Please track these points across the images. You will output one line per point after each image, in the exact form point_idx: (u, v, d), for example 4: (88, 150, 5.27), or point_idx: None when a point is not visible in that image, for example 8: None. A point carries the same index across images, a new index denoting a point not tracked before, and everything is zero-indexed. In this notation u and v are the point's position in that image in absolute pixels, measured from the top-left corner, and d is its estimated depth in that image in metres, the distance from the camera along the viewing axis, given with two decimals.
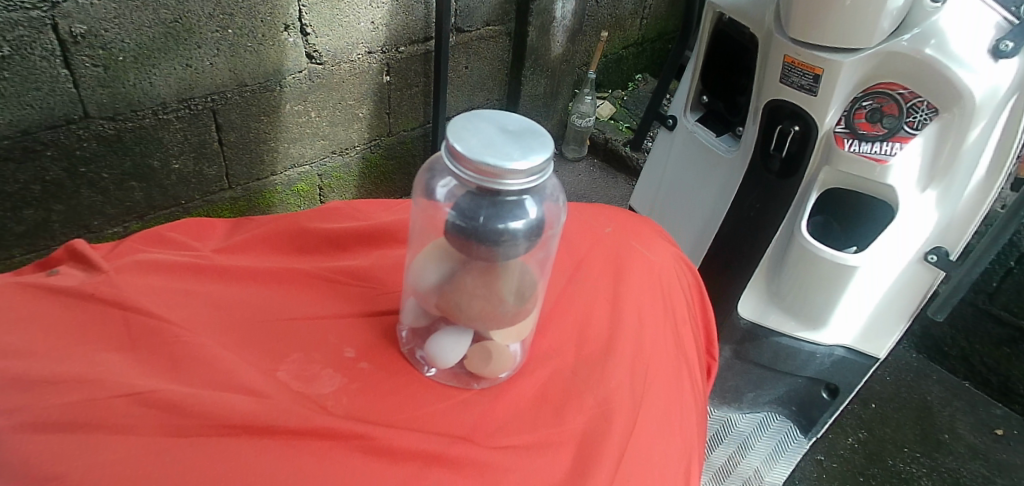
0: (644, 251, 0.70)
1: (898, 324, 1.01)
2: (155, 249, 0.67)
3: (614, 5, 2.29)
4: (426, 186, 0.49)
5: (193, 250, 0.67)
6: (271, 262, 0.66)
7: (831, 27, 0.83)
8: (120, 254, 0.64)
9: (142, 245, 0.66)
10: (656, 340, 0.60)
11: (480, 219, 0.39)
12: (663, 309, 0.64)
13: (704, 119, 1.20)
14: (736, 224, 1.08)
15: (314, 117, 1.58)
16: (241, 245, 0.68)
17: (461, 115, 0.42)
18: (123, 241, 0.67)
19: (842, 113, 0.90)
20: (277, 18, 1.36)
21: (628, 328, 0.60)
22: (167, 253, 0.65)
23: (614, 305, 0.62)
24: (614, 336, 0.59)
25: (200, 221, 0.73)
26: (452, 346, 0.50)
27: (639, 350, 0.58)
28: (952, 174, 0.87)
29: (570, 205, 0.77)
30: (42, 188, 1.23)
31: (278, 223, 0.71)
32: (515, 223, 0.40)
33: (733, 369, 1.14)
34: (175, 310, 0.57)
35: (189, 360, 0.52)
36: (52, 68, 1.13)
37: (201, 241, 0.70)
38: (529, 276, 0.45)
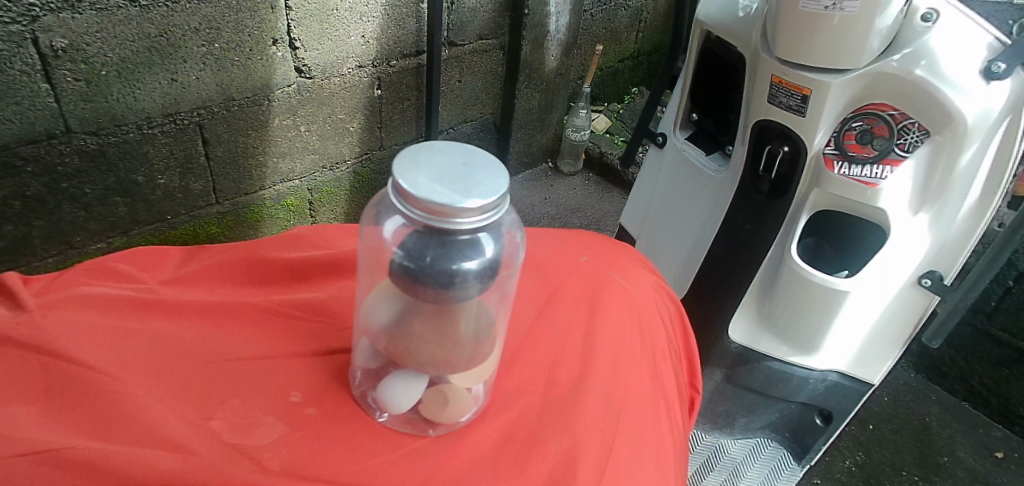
0: (623, 280, 0.67)
1: (892, 351, 0.98)
2: (99, 281, 0.65)
3: (610, 19, 2.28)
4: (375, 220, 0.47)
5: (140, 282, 0.65)
6: (222, 295, 0.64)
7: (819, 48, 0.81)
8: (61, 287, 0.62)
9: (85, 277, 0.64)
10: (631, 377, 0.58)
11: (432, 258, 0.37)
12: (640, 344, 0.62)
13: (692, 138, 1.18)
14: (726, 246, 1.06)
15: (304, 132, 1.57)
16: (192, 277, 0.66)
17: (412, 149, 0.40)
18: (67, 273, 0.65)
19: (831, 134, 0.88)
20: (265, 32, 1.35)
21: (601, 365, 0.57)
22: (111, 288, 0.63)
23: (588, 339, 0.60)
24: (586, 373, 0.56)
25: (153, 251, 0.71)
26: (405, 390, 0.48)
27: (613, 389, 0.56)
28: (944, 198, 0.85)
29: (544, 231, 0.75)
30: (22, 203, 1.20)
31: (234, 253, 0.69)
32: (467, 263, 0.38)
33: (724, 393, 1.11)
34: (110, 351, 0.55)
35: (114, 411, 0.49)
36: (33, 83, 1.11)
37: (149, 272, 0.68)
38: (487, 316, 0.43)
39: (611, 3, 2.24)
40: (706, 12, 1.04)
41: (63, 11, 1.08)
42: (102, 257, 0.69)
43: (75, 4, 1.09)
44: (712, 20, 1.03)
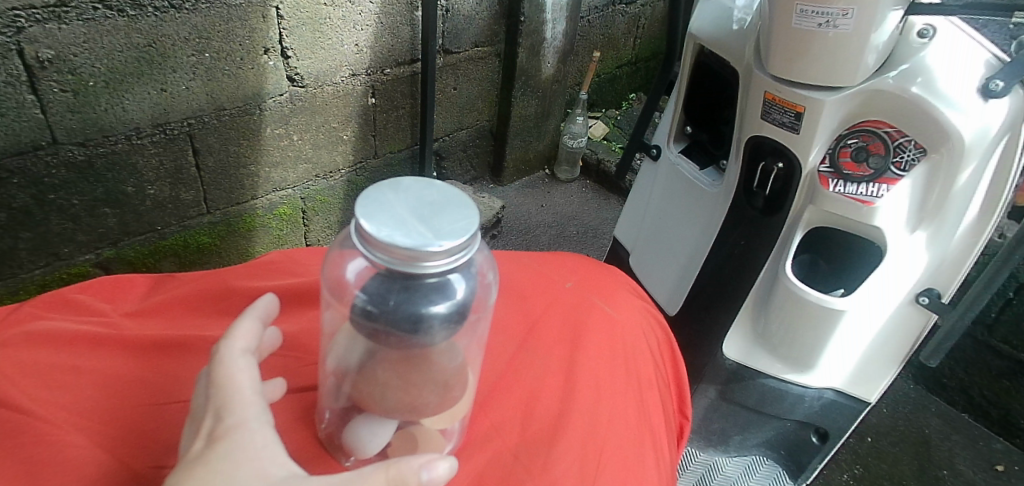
0: (606, 311, 0.69)
1: (889, 369, 0.96)
2: (61, 314, 0.66)
3: (607, 25, 2.27)
4: (338, 263, 0.48)
5: (103, 315, 0.66)
6: (184, 329, 0.65)
7: (813, 65, 0.80)
8: (19, 323, 0.63)
9: (42, 311, 0.65)
10: (611, 413, 0.59)
11: (397, 300, 0.38)
12: (622, 378, 0.63)
13: (686, 151, 1.17)
14: (720, 262, 1.04)
15: (296, 141, 1.55)
16: (155, 310, 0.67)
17: (376, 189, 0.39)
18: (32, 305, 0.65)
19: (826, 151, 0.86)
20: (256, 41, 1.33)
21: (581, 401, 0.58)
22: (72, 322, 0.63)
23: (570, 374, 0.61)
24: (566, 410, 0.57)
25: (118, 282, 0.72)
26: (372, 435, 0.46)
27: (593, 425, 0.57)
28: (942, 216, 0.83)
29: (524, 261, 0.76)
30: (9, 215, 1.19)
31: (201, 285, 0.70)
32: (434, 307, 0.38)
33: (718, 411, 1.09)
34: (66, 392, 0.56)
35: (60, 463, 0.49)
36: (18, 94, 1.10)
37: (114, 303, 0.69)
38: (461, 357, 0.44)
39: (607, 9, 2.22)
40: (699, 26, 1.03)
41: (48, 22, 1.07)
42: (66, 288, 0.70)
43: (61, 14, 1.07)
44: (705, 35, 1.01)
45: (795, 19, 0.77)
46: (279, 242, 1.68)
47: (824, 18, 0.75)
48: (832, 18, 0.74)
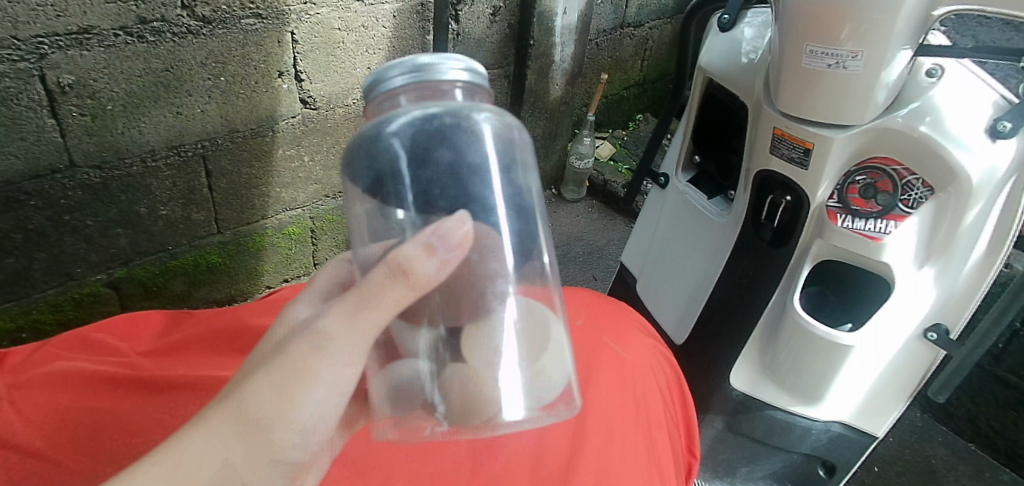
0: (618, 348, 0.76)
1: (898, 403, 0.96)
2: (83, 353, 0.85)
3: (615, 47, 2.29)
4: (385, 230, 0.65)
5: (123, 352, 0.87)
6: (180, 368, 0.85)
7: (822, 103, 0.81)
8: (46, 360, 0.82)
9: (59, 353, 0.84)
10: (621, 456, 0.66)
11: (434, 70, 0.55)
12: (632, 419, 0.70)
13: (694, 180, 1.18)
14: (727, 292, 1.05)
15: (307, 162, 1.56)
16: (166, 348, 0.88)
17: None
18: (44, 357, 0.83)
19: (834, 186, 0.87)
20: (271, 65, 1.35)
21: (590, 445, 0.66)
22: (92, 362, 0.82)
23: (580, 418, 0.69)
24: (575, 455, 0.65)
25: (127, 323, 0.92)
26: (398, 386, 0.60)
27: (602, 470, 0.65)
28: (949, 253, 0.83)
29: None
30: (24, 236, 1.21)
31: (196, 329, 0.90)
32: (458, 93, 0.60)
33: (725, 441, 1.09)
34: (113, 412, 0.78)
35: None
36: (38, 119, 1.12)
37: (132, 342, 0.90)
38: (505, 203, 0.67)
39: (616, 32, 2.25)
40: (709, 59, 1.05)
41: (70, 48, 1.09)
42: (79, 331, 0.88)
43: (83, 40, 1.10)
44: (715, 68, 1.03)
45: (805, 59, 0.78)
46: (287, 263, 1.69)
47: (834, 59, 0.76)
48: (842, 59, 0.76)
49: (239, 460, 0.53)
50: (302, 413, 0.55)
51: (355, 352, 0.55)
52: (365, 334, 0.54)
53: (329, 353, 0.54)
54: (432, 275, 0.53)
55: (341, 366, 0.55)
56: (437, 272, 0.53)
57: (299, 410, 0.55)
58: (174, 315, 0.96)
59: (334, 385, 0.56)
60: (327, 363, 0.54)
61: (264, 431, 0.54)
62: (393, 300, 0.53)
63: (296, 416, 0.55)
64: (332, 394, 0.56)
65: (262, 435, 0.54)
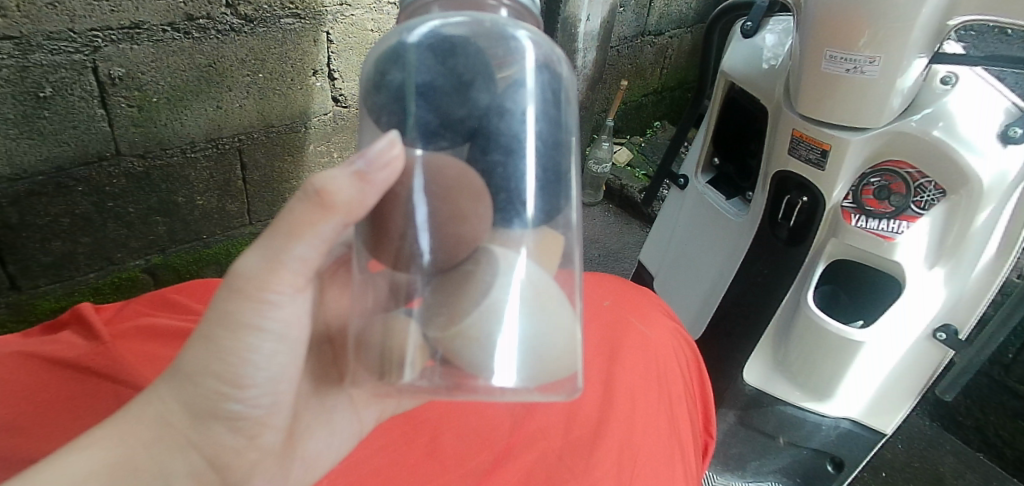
0: (642, 327, 0.86)
1: (906, 400, 0.99)
2: (162, 310, 0.87)
3: (635, 55, 2.33)
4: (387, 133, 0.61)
5: (199, 310, 0.88)
6: None
7: (839, 106, 0.85)
8: (135, 315, 0.85)
9: (147, 309, 0.87)
10: (645, 424, 0.75)
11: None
12: (656, 391, 0.79)
13: (713, 181, 1.23)
14: (743, 289, 1.08)
15: (336, 158, 1.51)
16: None
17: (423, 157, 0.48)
18: (132, 306, 0.87)
19: (849, 187, 0.91)
20: (306, 63, 1.33)
21: (618, 411, 0.75)
22: (173, 318, 0.85)
23: (607, 387, 0.78)
24: (604, 420, 0.74)
25: (208, 283, 0.93)
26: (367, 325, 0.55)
27: (630, 435, 0.73)
28: (959, 254, 0.86)
29: None
30: (71, 220, 1.21)
31: None
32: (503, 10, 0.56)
33: (737, 435, 1.13)
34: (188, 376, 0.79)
35: None
36: (89, 108, 1.13)
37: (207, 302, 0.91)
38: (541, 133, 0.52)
39: (637, 40, 2.29)
40: (731, 64, 1.09)
41: (122, 42, 1.10)
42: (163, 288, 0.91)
43: (134, 35, 1.10)
44: (737, 73, 1.07)
45: (824, 64, 0.82)
46: None
47: (852, 64, 0.80)
48: (860, 64, 0.79)
49: (182, 417, 0.53)
50: (235, 366, 0.53)
51: (282, 292, 0.53)
52: (287, 271, 0.52)
53: (251, 299, 0.52)
54: (355, 200, 0.48)
55: (268, 312, 0.53)
56: (362, 196, 0.48)
57: (232, 364, 0.53)
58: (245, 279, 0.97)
59: (268, 332, 0.54)
60: (251, 309, 0.52)
61: (199, 388, 0.53)
62: (312, 228, 0.50)
63: (229, 370, 0.53)
64: (268, 342, 0.54)
65: (198, 391, 0.53)
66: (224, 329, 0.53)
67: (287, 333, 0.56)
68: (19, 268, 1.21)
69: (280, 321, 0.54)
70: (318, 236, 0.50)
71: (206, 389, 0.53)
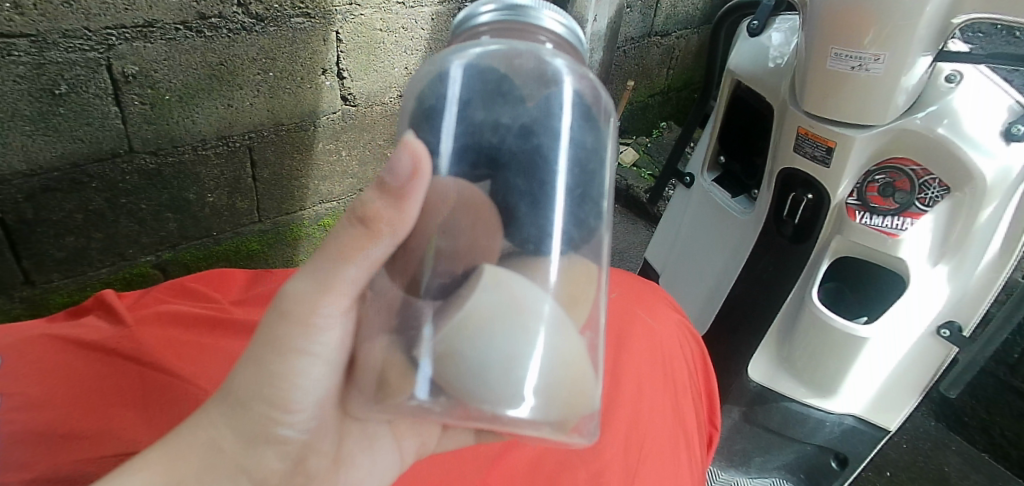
0: (649, 318, 0.86)
1: (910, 397, 0.99)
2: (182, 299, 0.88)
3: (642, 56, 2.34)
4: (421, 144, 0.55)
5: (216, 299, 0.89)
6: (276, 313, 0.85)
7: (844, 104, 0.86)
8: (154, 304, 0.86)
9: (167, 297, 0.88)
10: (649, 412, 0.77)
11: (529, 13, 0.48)
12: (660, 380, 0.81)
13: (719, 180, 1.24)
14: (749, 286, 1.09)
15: (345, 157, 1.52)
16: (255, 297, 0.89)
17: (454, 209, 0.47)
18: (151, 295, 0.88)
19: (854, 185, 0.91)
20: (316, 62, 1.34)
21: (624, 399, 0.76)
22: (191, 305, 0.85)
23: (615, 377, 0.78)
24: (611, 409, 0.75)
25: (223, 275, 0.95)
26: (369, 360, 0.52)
27: (635, 423, 0.75)
28: (963, 251, 0.87)
29: None
30: (85, 216, 1.20)
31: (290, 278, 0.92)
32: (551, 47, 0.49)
33: (741, 432, 1.13)
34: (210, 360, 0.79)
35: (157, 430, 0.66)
36: (103, 106, 1.12)
37: (224, 292, 0.92)
38: (566, 163, 0.52)
39: (643, 40, 2.30)
40: (737, 62, 1.10)
41: (136, 40, 1.10)
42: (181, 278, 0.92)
43: (147, 33, 1.10)
44: (743, 71, 1.08)
45: (830, 62, 0.83)
46: None
47: (858, 61, 0.81)
48: (865, 62, 0.80)
49: (233, 441, 0.51)
50: (285, 389, 0.51)
51: (329, 315, 0.50)
52: (336, 292, 0.49)
53: (299, 323, 0.50)
54: (394, 217, 0.46)
55: (317, 337, 0.50)
56: (400, 214, 0.46)
57: (280, 388, 0.51)
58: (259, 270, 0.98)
59: (316, 355, 0.51)
60: (300, 334, 0.50)
61: (249, 412, 0.51)
62: (360, 252, 0.48)
63: (279, 394, 0.51)
64: (317, 367, 0.52)
65: (249, 415, 0.51)
66: (273, 352, 0.51)
67: (337, 358, 0.53)
68: (34, 263, 1.19)
69: (328, 345, 0.51)
70: (368, 258, 0.48)
71: (256, 413, 0.51)
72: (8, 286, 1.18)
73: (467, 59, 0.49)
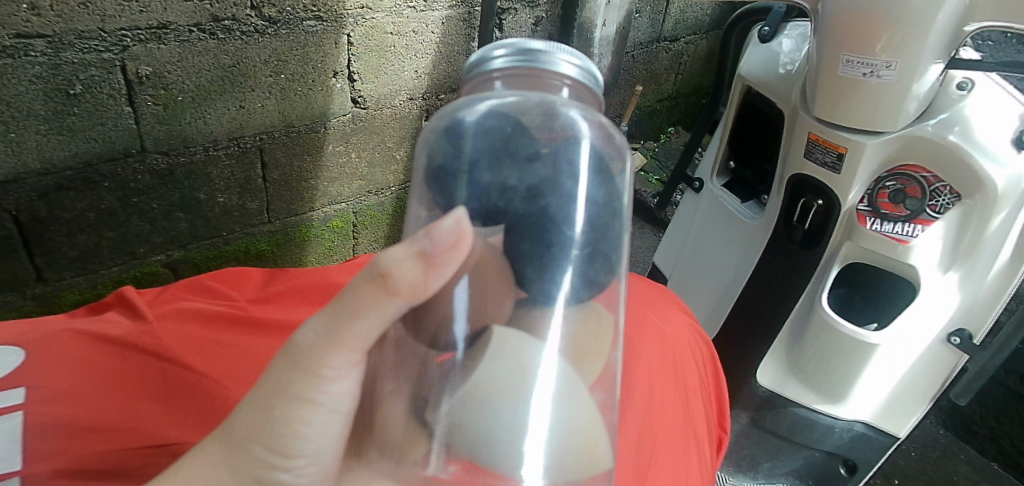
0: (661, 322, 0.87)
1: (919, 404, 0.99)
2: (197, 296, 0.89)
3: (650, 61, 2.35)
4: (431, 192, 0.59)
5: (231, 297, 0.90)
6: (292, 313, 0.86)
7: (856, 109, 0.86)
8: (171, 300, 0.86)
9: (185, 293, 0.88)
10: (662, 414, 0.78)
11: (543, 61, 0.50)
12: (672, 383, 0.81)
13: (729, 185, 1.24)
14: (758, 291, 1.09)
15: (354, 159, 1.53)
16: (270, 296, 0.90)
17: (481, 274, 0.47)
18: (168, 291, 0.89)
19: (865, 191, 0.91)
20: (327, 65, 1.35)
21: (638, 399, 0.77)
22: (208, 302, 0.86)
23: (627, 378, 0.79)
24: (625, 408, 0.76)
25: (238, 273, 0.95)
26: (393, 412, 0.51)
27: (647, 425, 0.75)
28: (974, 259, 0.87)
29: None
30: (96, 215, 1.21)
31: (305, 278, 0.93)
32: (562, 91, 0.54)
33: (749, 437, 1.13)
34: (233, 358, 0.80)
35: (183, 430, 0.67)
36: (117, 106, 1.13)
37: (238, 290, 0.93)
38: (581, 214, 0.53)
39: (652, 45, 2.31)
40: (748, 68, 1.11)
41: (150, 41, 1.11)
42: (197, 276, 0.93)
43: (162, 35, 1.12)
44: (754, 77, 1.08)
45: (841, 68, 0.83)
46: (330, 255, 1.64)
47: (869, 68, 0.81)
48: (877, 68, 0.80)
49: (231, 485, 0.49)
50: (288, 438, 0.48)
51: (340, 367, 0.49)
52: (346, 347, 0.49)
53: (308, 372, 0.49)
54: (421, 283, 0.46)
55: (324, 386, 0.49)
56: (426, 279, 0.46)
57: (283, 434, 0.48)
58: (272, 270, 0.99)
59: (323, 406, 0.49)
60: (306, 383, 0.49)
61: (248, 457, 0.48)
62: (376, 308, 0.47)
63: (281, 441, 0.48)
64: (322, 417, 0.49)
65: (248, 460, 0.48)
66: (278, 398, 0.49)
67: (342, 408, 0.51)
68: (46, 260, 1.20)
69: (336, 396, 0.50)
70: (383, 315, 0.48)
71: (255, 457, 0.48)
72: (21, 282, 1.19)
73: (483, 112, 0.53)
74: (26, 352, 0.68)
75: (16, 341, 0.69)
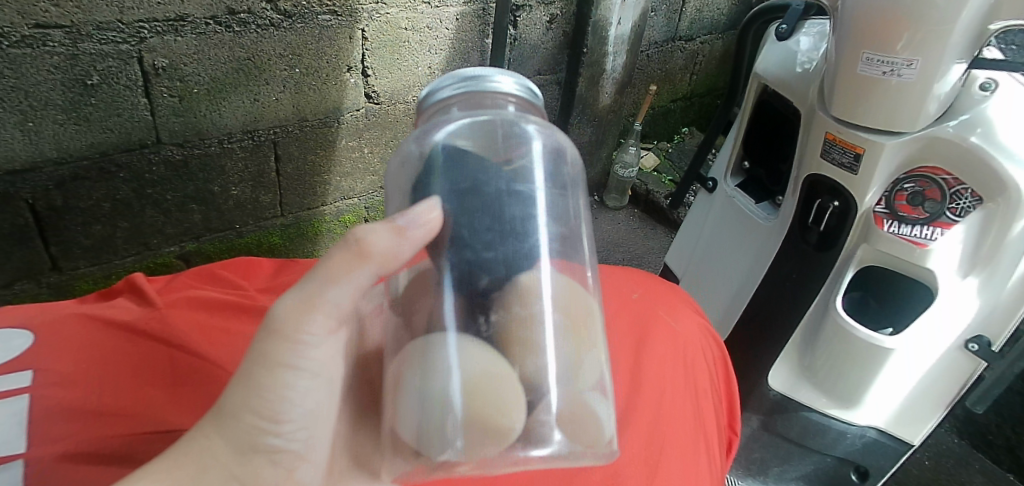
0: (670, 320, 0.86)
1: (935, 411, 0.97)
2: (208, 285, 0.89)
3: (665, 61, 2.33)
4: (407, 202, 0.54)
5: (241, 287, 0.90)
6: None
7: (875, 108, 0.84)
8: (182, 288, 0.86)
9: (195, 282, 0.89)
10: (671, 411, 0.77)
11: (485, 80, 0.55)
12: (683, 380, 0.81)
13: (743, 185, 1.23)
14: (772, 294, 1.08)
15: (367, 153, 1.53)
16: (280, 287, 0.90)
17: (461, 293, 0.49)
18: (179, 279, 0.89)
19: (883, 193, 0.90)
20: (341, 59, 1.34)
21: (646, 395, 0.77)
22: (219, 291, 0.86)
23: (635, 375, 0.79)
24: (632, 403, 0.76)
25: (249, 263, 0.96)
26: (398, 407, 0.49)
27: (655, 423, 0.75)
28: (995, 263, 0.85)
29: (601, 270, 0.95)
30: (112, 205, 1.22)
31: None
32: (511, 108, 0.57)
33: (760, 440, 1.12)
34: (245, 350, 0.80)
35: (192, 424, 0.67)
36: (134, 97, 1.14)
37: (249, 279, 0.93)
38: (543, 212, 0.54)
39: (667, 45, 2.29)
40: (765, 66, 1.09)
41: (167, 34, 1.11)
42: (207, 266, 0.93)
43: (179, 27, 1.12)
44: (772, 76, 1.07)
45: (861, 66, 0.82)
46: None
47: (890, 67, 0.79)
48: (897, 67, 0.79)
49: (226, 450, 0.49)
50: (273, 400, 0.50)
51: (316, 334, 0.51)
52: (321, 314, 0.50)
53: (286, 339, 0.49)
54: (392, 254, 0.49)
55: (304, 352, 0.51)
56: (398, 250, 0.49)
57: (269, 400, 0.50)
58: (282, 261, 0.99)
59: (303, 370, 0.51)
60: (287, 347, 0.49)
61: (239, 424, 0.49)
62: (346, 276, 0.49)
63: (268, 404, 0.50)
64: (304, 380, 0.52)
65: (239, 426, 0.49)
66: (259, 365, 0.49)
67: (321, 372, 0.53)
68: (60, 249, 1.21)
69: (314, 361, 0.52)
70: (353, 283, 0.49)
71: (246, 424, 0.49)
72: (37, 271, 1.20)
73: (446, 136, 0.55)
74: (32, 337, 0.69)
75: (29, 325, 0.70)
